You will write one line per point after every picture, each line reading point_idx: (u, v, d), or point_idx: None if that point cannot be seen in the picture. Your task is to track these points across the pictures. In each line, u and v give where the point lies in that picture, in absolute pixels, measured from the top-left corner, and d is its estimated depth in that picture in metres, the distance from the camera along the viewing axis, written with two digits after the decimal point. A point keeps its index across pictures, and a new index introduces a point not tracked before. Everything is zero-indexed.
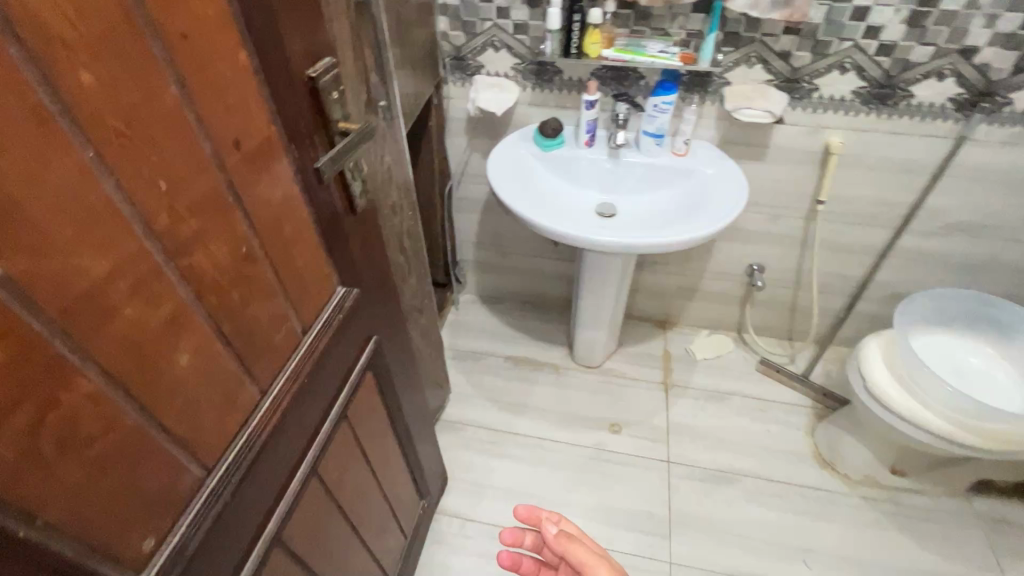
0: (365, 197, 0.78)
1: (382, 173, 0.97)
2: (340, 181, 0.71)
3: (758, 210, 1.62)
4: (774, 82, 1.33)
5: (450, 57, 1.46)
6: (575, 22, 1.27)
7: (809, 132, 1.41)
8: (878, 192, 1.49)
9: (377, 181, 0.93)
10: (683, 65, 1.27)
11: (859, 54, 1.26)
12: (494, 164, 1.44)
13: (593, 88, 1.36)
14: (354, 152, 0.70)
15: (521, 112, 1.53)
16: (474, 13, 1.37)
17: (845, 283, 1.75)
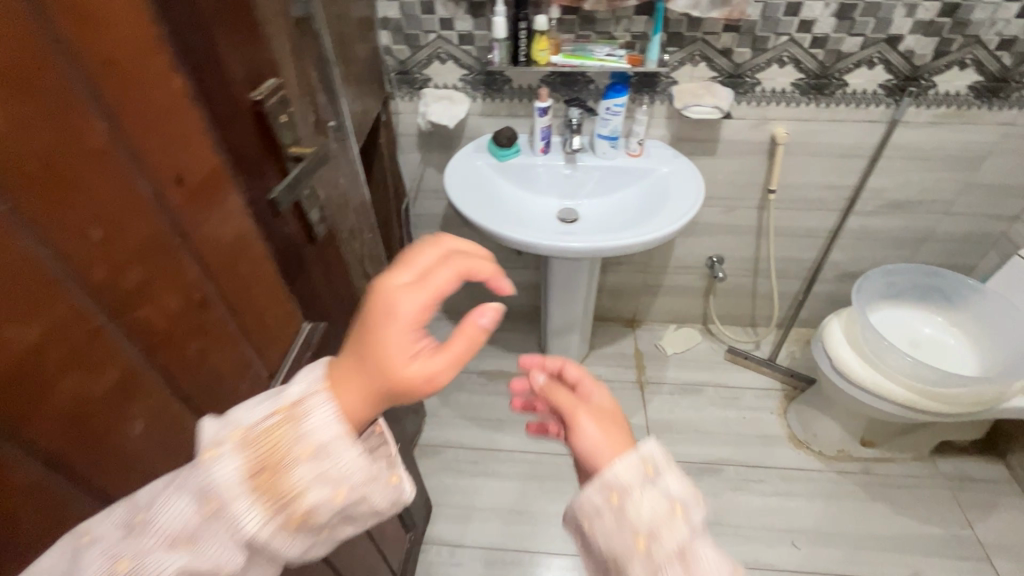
0: (323, 225, 0.73)
1: (338, 199, 0.93)
2: (296, 210, 0.67)
3: (713, 203, 1.65)
4: (719, 79, 1.36)
5: (395, 72, 1.42)
6: (521, 30, 1.25)
7: (755, 125, 1.45)
8: (823, 177, 1.55)
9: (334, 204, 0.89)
10: (631, 67, 1.28)
11: (795, 47, 1.31)
12: (450, 177, 1.41)
13: (545, 95, 1.35)
14: (309, 178, 0.65)
15: (474, 123, 1.51)
16: (417, 26, 1.34)
17: (800, 266, 1.82)
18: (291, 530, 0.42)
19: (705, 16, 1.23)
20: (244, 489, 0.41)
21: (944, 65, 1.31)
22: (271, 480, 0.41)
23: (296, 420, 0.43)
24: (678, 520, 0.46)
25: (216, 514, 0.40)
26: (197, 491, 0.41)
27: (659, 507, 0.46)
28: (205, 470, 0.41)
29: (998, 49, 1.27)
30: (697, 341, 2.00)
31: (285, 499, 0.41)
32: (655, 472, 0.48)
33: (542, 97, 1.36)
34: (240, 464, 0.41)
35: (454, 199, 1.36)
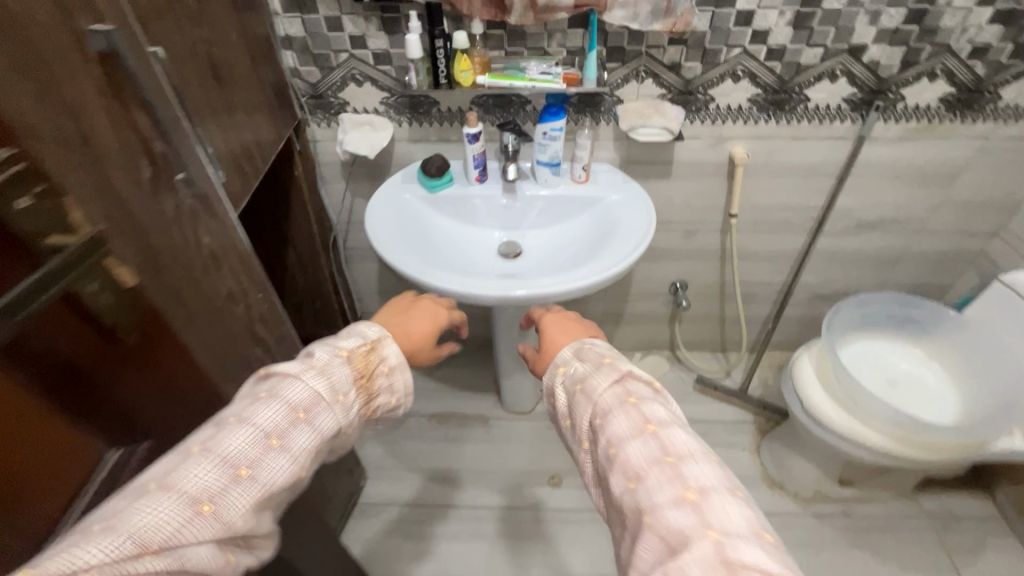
0: (124, 310, 0.63)
1: (188, 265, 0.75)
2: (66, 303, 0.56)
3: (671, 227, 1.52)
4: (668, 96, 1.23)
5: (307, 96, 1.26)
6: (439, 50, 1.09)
7: (711, 145, 1.32)
8: (787, 198, 1.43)
9: (177, 270, 0.73)
10: (568, 87, 1.14)
11: (749, 60, 1.17)
12: (371, 214, 1.24)
13: (473, 119, 1.20)
14: (71, 268, 0.55)
15: (402, 150, 1.35)
16: (325, 45, 1.18)
17: (768, 289, 1.69)
18: (359, 419, 0.65)
19: (646, 29, 1.09)
20: (339, 396, 0.62)
21: (912, 77, 1.18)
22: (354, 389, 0.64)
23: (374, 352, 0.67)
24: (582, 387, 0.66)
25: (323, 414, 0.60)
26: (307, 401, 0.59)
27: (571, 390, 0.68)
28: (310, 386, 0.60)
29: (971, 58, 1.15)
30: (664, 371, 1.87)
31: (360, 400, 0.64)
32: (566, 366, 0.70)
33: (471, 122, 1.21)
34: (346, 375, 0.63)
35: (374, 239, 1.19)
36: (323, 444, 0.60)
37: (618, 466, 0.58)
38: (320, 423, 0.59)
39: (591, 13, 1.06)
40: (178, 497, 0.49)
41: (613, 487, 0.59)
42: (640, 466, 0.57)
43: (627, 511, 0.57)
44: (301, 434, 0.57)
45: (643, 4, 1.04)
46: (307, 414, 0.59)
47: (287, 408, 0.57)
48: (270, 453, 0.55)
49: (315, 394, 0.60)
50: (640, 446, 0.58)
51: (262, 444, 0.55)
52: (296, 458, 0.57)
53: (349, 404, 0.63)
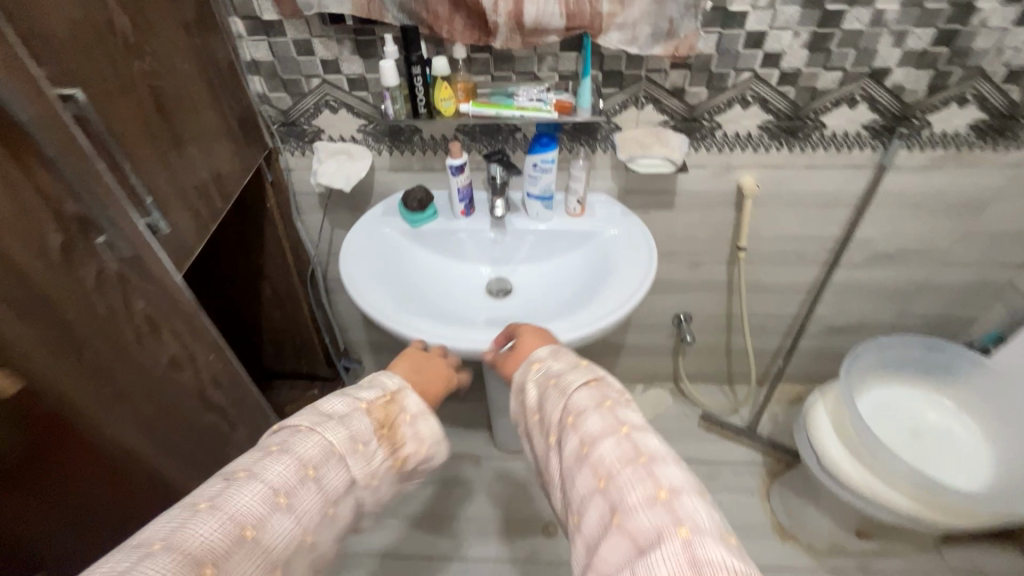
0: None
1: (108, 346, 0.66)
2: None
3: (674, 259, 1.41)
4: (670, 123, 1.12)
5: (277, 123, 1.16)
6: (416, 77, 0.98)
7: (718, 174, 1.21)
8: (800, 229, 1.32)
9: (88, 347, 0.63)
10: (559, 116, 1.03)
11: (760, 84, 1.06)
12: (346, 253, 1.15)
13: (457, 150, 1.10)
14: None
15: (383, 179, 1.26)
16: (295, 70, 1.08)
17: (778, 321, 1.58)
18: (385, 473, 0.67)
19: (646, 53, 0.98)
20: (356, 448, 0.63)
21: (940, 102, 1.07)
22: (371, 442, 0.65)
23: (392, 400, 0.70)
24: (553, 381, 0.73)
25: (331, 470, 0.61)
26: (316, 457, 0.60)
27: (543, 386, 0.75)
28: (318, 440, 0.61)
29: (1005, 82, 1.04)
30: (667, 406, 1.76)
31: (382, 453, 0.66)
32: (540, 364, 0.78)
33: (455, 153, 1.10)
34: (366, 425, 0.65)
35: (348, 283, 1.08)
36: (331, 506, 0.61)
37: (589, 462, 0.62)
38: (331, 479, 0.60)
39: (584, 36, 0.96)
40: (177, 558, 0.49)
41: (580, 486, 0.62)
42: (611, 464, 0.61)
43: (594, 513, 0.59)
44: (309, 495, 0.58)
45: (643, 27, 0.93)
46: (316, 471, 0.59)
47: (296, 465, 0.58)
48: (275, 512, 0.55)
49: (325, 448, 0.61)
50: (611, 443, 0.62)
51: (268, 503, 0.55)
52: (300, 519, 0.57)
53: (368, 457, 0.65)
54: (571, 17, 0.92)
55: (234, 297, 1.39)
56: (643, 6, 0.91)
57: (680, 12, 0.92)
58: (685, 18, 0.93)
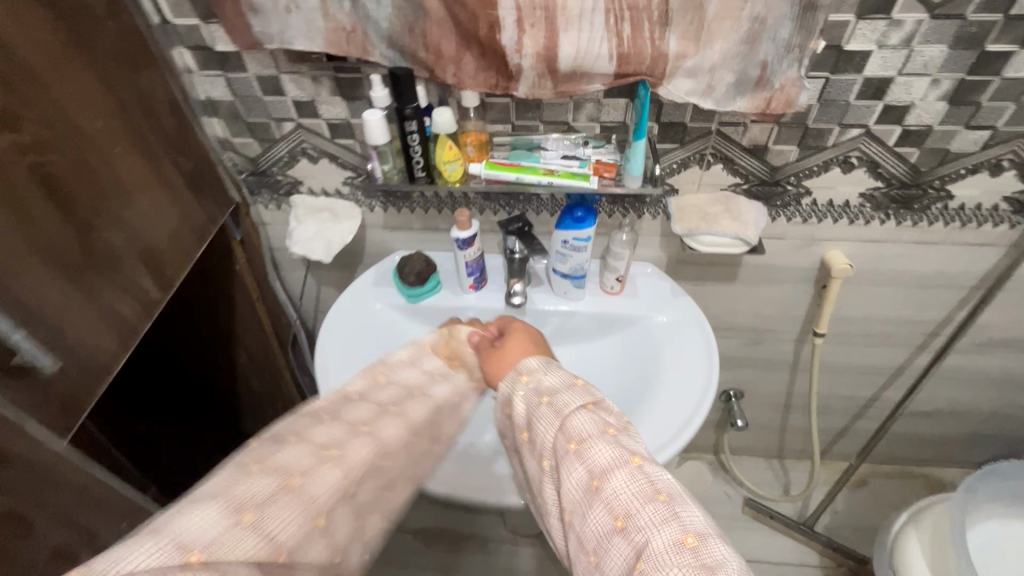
0: None
1: None
2: None
3: (730, 334, 1.16)
4: (743, 187, 0.86)
5: (245, 172, 0.94)
6: (410, 134, 0.73)
7: (797, 247, 0.95)
8: (894, 310, 1.05)
9: None
10: (598, 183, 0.79)
11: (871, 144, 0.79)
12: (323, 336, 0.92)
13: (465, 221, 0.86)
14: None
15: (377, 238, 1.03)
16: (262, 112, 0.85)
17: (849, 403, 1.31)
18: (448, 411, 0.75)
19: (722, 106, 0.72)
20: (412, 395, 0.73)
21: None
22: (428, 386, 0.75)
23: (453, 335, 0.79)
24: (547, 403, 0.59)
25: (392, 420, 0.67)
26: (374, 410, 0.67)
27: (534, 404, 0.61)
28: (379, 396, 0.70)
29: None
30: (706, 484, 1.51)
31: (443, 392, 0.75)
32: (529, 376, 0.63)
33: (463, 223, 0.86)
34: (437, 365, 0.78)
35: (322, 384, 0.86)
36: (392, 457, 0.64)
37: (603, 502, 0.52)
38: (389, 430, 0.65)
39: (639, 82, 0.70)
40: (222, 502, 0.46)
41: (591, 527, 0.52)
42: (630, 502, 0.51)
43: (611, 557, 0.50)
44: (364, 446, 0.61)
45: (722, 73, 0.67)
46: (370, 426, 0.63)
47: (330, 435, 0.59)
48: (321, 465, 0.55)
49: (383, 401, 0.69)
50: (626, 480, 0.52)
51: (316, 455, 0.56)
52: (350, 475, 0.57)
53: (427, 401, 0.73)
54: (624, 59, 0.66)
55: (184, 381, 1.18)
56: (725, 45, 0.65)
57: (777, 55, 0.66)
58: (784, 62, 0.67)
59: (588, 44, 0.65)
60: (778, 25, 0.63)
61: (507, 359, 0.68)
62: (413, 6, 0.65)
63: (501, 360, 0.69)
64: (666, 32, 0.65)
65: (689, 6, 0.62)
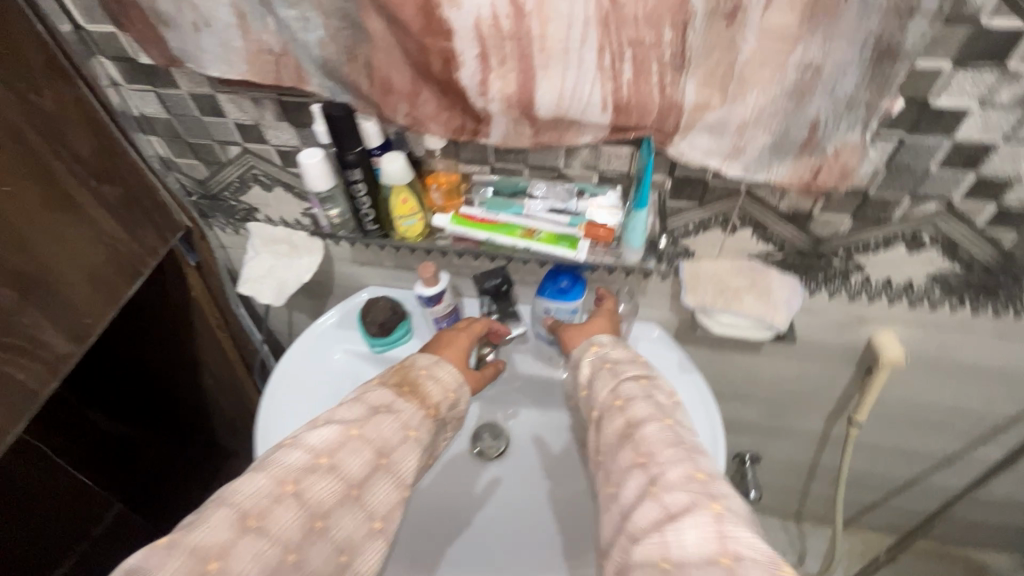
0: None
1: None
2: None
3: (749, 402, 0.99)
4: (776, 257, 0.69)
5: (196, 195, 0.83)
6: (355, 183, 0.59)
7: (840, 324, 0.77)
8: (954, 400, 0.86)
9: None
10: (583, 254, 0.64)
11: (952, 221, 0.61)
12: (270, 392, 0.81)
13: (431, 276, 0.72)
14: None
15: (345, 271, 0.90)
16: (204, 133, 0.72)
17: (885, 481, 1.13)
18: (401, 450, 0.55)
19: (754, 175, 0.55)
20: (349, 438, 0.53)
21: None
22: (374, 419, 0.56)
23: (407, 365, 0.64)
24: (610, 370, 0.59)
25: (319, 479, 0.50)
26: (297, 468, 0.51)
27: (596, 369, 0.60)
28: (307, 444, 0.52)
29: None
30: None
31: (393, 425, 0.56)
32: (599, 348, 0.62)
33: (429, 278, 0.73)
34: (385, 396, 0.58)
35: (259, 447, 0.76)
36: (326, 522, 0.50)
37: (631, 443, 0.52)
38: (318, 493, 0.50)
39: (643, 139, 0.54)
40: None
41: (616, 465, 0.52)
42: (654, 444, 0.50)
43: (626, 488, 0.50)
44: (290, 513, 0.48)
45: (754, 132, 0.50)
46: (298, 484, 0.50)
47: (273, 481, 0.49)
48: (245, 538, 0.46)
49: (312, 452, 0.52)
50: (657, 430, 0.52)
51: (234, 526, 0.46)
52: (283, 541, 0.47)
53: (373, 438, 0.54)
54: (621, 110, 0.50)
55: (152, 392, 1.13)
56: (762, 99, 0.48)
57: (833, 114, 0.48)
58: (843, 123, 0.49)
59: (574, 88, 0.49)
60: (839, 76, 0.46)
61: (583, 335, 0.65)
62: (351, 28, 0.50)
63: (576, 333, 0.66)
64: (680, 77, 0.48)
65: (713, 44, 0.46)
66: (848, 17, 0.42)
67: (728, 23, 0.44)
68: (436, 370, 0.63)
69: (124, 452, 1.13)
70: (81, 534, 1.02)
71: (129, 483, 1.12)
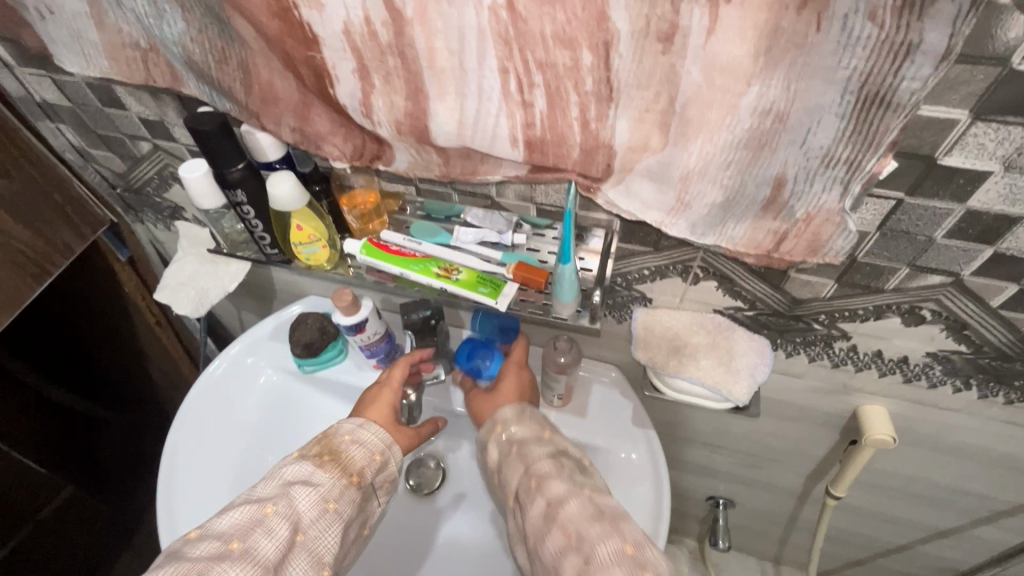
0: None
1: None
2: None
3: (722, 451, 0.89)
4: (746, 315, 0.58)
5: (119, 188, 0.75)
6: (238, 203, 0.53)
7: (823, 390, 0.67)
8: (955, 479, 0.74)
9: None
10: (502, 304, 0.54)
11: (961, 296, 0.49)
12: (182, 417, 0.73)
13: (348, 304, 0.65)
14: None
15: (283, 278, 0.83)
16: (112, 126, 0.65)
17: (872, 544, 1.02)
18: (318, 526, 0.49)
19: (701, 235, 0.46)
20: (264, 516, 0.47)
21: None
22: (288, 494, 0.49)
23: (330, 433, 0.56)
24: (517, 454, 0.53)
25: (229, 569, 0.43)
26: (204, 558, 0.44)
27: (504, 454, 0.54)
28: (216, 531, 0.46)
29: None
30: None
31: (311, 498, 0.50)
32: (504, 429, 0.56)
33: (348, 306, 0.65)
34: (302, 470, 0.51)
35: (160, 500, 0.67)
36: None
37: (557, 525, 0.45)
38: None
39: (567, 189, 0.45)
40: None
41: (546, 551, 0.45)
42: (579, 520, 0.45)
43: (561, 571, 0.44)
44: None
45: (701, 186, 0.40)
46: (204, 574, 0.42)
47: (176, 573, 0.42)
48: None
49: (221, 539, 0.45)
50: (579, 506, 0.46)
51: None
52: None
53: (290, 514, 0.48)
54: (536, 147, 0.41)
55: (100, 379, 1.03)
56: (708, 148, 0.37)
57: (803, 168, 0.37)
58: (816, 183, 0.38)
59: (477, 116, 0.40)
60: (810, 125, 0.35)
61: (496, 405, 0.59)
62: (216, 26, 0.41)
63: (486, 405, 0.60)
64: (608, 112, 0.38)
65: (648, 74, 0.35)
66: (823, 51, 0.31)
67: (664, 48, 0.33)
68: (362, 433, 0.56)
69: (92, 434, 1.06)
70: (30, 514, 0.97)
71: (91, 467, 1.07)
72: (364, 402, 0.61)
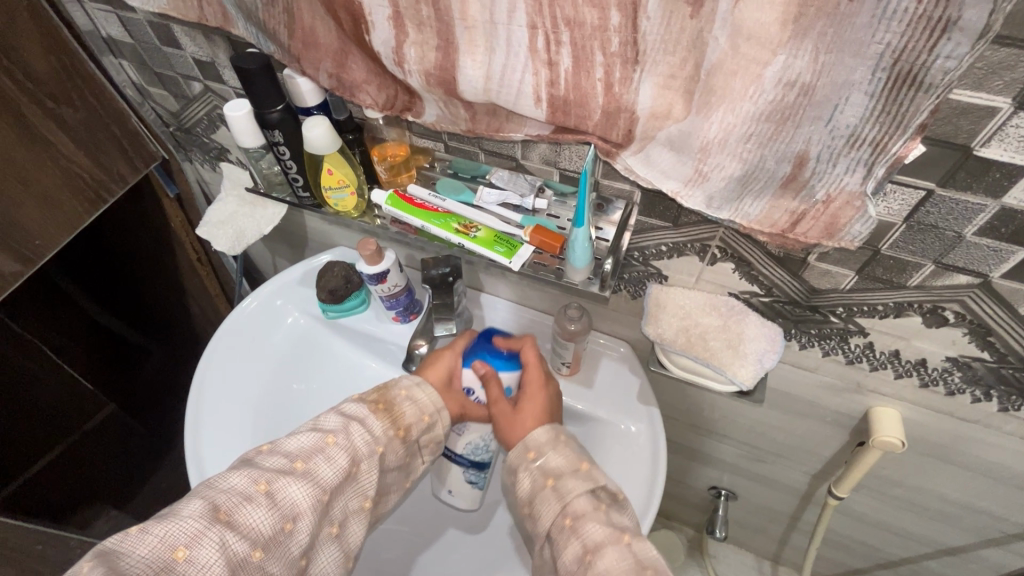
0: None
1: None
2: None
3: (728, 441, 0.89)
4: (761, 300, 0.58)
5: (171, 128, 0.80)
6: (276, 143, 0.56)
7: (836, 387, 0.65)
8: (966, 495, 0.72)
9: None
10: (511, 265, 0.55)
11: (986, 301, 0.47)
12: (216, 346, 0.77)
13: (372, 255, 0.67)
14: None
15: (315, 228, 0.86)
16: (167, 64, 0.68)
17: (875, 554, 1.00)
18: (368, 463, 0.52)
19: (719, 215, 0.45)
20: (325, 445, 0.50)
21: None
22: (349, 428, 0.51)
23: (388, 384, 0.57)
24: (552, 489, 0.50)
25: (294, 484, 0.47)
26: (273, 469, 0.48)
27: (537, 486, 0.51)
28: (285, 449, 0.49)
29: None
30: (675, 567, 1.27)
31: (366, 436, 0.52)
32: (536, 455, 0.53)
33: (372, 256, 0.68)
34: (359, 410, 0.54)
35: (188, 426, 0.71)
36: (297, 524, 0.46)
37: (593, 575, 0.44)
38: (289, 495, 0.47)
39: (585, 164, 0.45)
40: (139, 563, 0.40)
41: None
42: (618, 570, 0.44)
43: None
44: (261, 511, 0.45)
45: (720, 158, 0.40)
46: (271, 484, 0.47)
47: (247, 477, 0.46)
48: (216, 528, 0.43)
49: (288, 457, 0.49)
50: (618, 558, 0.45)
51: (205, 517, 0.43)
52: (251, 536, 0.44)
53: (349, 446, 0.51)
54: (559, 107, 0.42)
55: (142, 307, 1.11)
56: (729, 119, 0.37)
57: (823, 146, 0.36)
58: (839, 164, 0.37)
59: (504, 71, 0.40)
60: (838, 102, 0.34)
61: (523, 430, 0.55)
62: None
63: (512, 429, 0.55)
64: (633, 75, 0.38)
65: (675, 38, 0.35)
66: (856, 24, 0.30)
67: (693, 12, 0.33)
68: (418, 391, 0.57)
69: (131, 357, 1.15)
70: (77, 424, 1.08)
71: (131, 388, 1.16)
72: (428, 365, 0.61)
